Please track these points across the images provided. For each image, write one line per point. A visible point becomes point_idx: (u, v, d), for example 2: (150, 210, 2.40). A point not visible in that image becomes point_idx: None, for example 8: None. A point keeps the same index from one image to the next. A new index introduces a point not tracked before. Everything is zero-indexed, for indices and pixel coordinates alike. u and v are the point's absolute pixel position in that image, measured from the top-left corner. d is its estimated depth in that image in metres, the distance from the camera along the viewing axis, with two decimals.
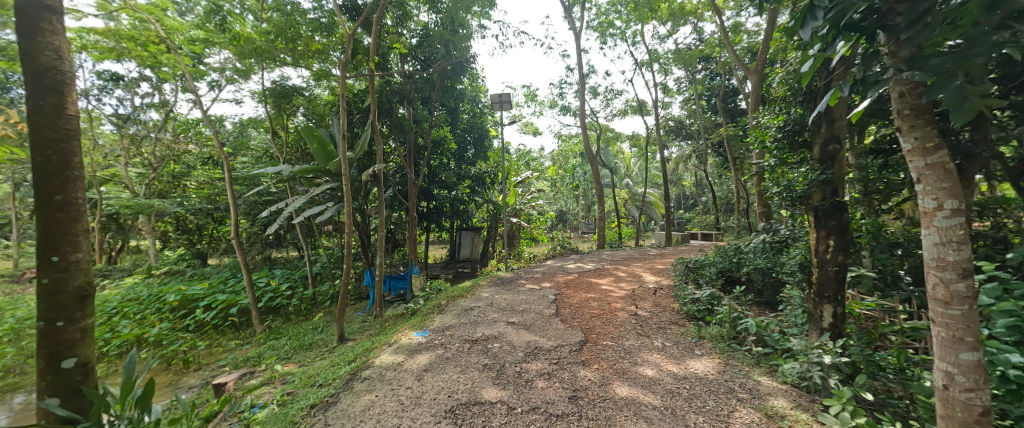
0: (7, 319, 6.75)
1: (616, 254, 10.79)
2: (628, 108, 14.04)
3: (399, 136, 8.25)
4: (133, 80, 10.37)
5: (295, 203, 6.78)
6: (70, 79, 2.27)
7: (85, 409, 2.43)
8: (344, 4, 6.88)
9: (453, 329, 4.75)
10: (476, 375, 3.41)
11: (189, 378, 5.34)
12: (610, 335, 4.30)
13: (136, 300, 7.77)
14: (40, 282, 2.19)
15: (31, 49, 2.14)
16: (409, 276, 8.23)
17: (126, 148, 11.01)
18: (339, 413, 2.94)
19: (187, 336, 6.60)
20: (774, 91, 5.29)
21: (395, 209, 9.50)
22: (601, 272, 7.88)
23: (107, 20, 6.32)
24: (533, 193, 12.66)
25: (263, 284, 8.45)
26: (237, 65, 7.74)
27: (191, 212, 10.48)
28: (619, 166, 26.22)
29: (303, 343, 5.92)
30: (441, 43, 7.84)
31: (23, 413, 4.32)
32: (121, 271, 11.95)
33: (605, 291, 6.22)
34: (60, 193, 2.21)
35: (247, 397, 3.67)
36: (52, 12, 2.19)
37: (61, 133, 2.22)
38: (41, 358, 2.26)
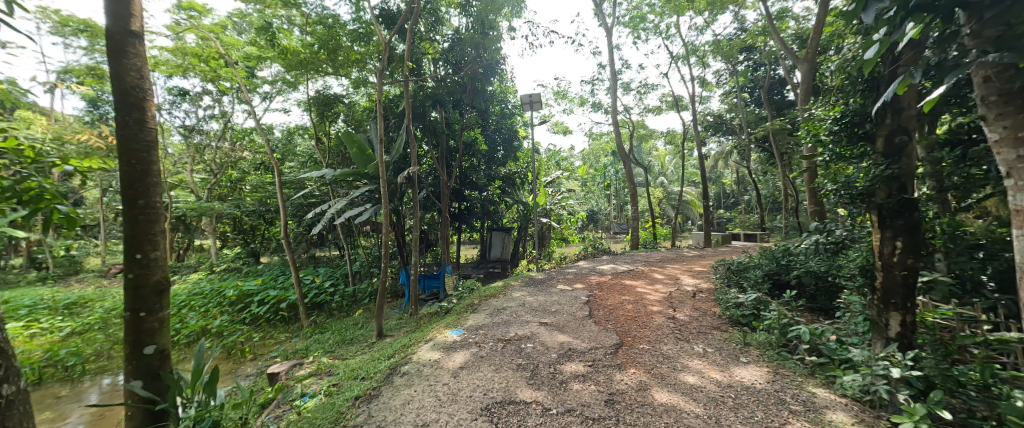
0: (98, 309, 7.67)
1: (650, 255, 10.47)
2: (664, 104, 13.55)
3: (432, 138, 8.54)
4: (198, 94, 11.41)
5: (337, 205, 7.14)
6: (149, 95, 2.54)
7: (163, 391, 2.71)
8: (380, 14, 7.18)
9: (487, 328, 4.81)
10: (511, 374, 3.43)
11: (246, 367, 5.79)
12: (647, 339, 4.17)
13: (200, 295, 8.53)
14: (128, 276, 2.47)
15: (118, 71, 2.41)
16: (443, 276, 8.43)
17: (192, 157, 12.14)
18: (381, 405, 3.07)
19: (245, 328, 7.17)
20: (827, 81, 4.90)
21: (429, 209, 9.77)
22: (636, 274, 7.66)
23: (176, 41, 7.02)
24: (564, 193, 12.53)
25: (309, 281, 8.99)
26: (285, 77, 8.30)
27: (246, 214, 11.36)
28: (653, 164, 25.42)
29: (345, 338, 6.24)
30: (472, 47, 8.00)
31: (112, 392, 4.89)
32: (188, 268, 13.20)
33: (640, 293, 6.04)
34: (143, 198, 2.48)
35: (298, 387, 3.94)
36: (135, 37, 2.45)
37: (142, 145, 2.47)
38: (126, 344, 2.54)
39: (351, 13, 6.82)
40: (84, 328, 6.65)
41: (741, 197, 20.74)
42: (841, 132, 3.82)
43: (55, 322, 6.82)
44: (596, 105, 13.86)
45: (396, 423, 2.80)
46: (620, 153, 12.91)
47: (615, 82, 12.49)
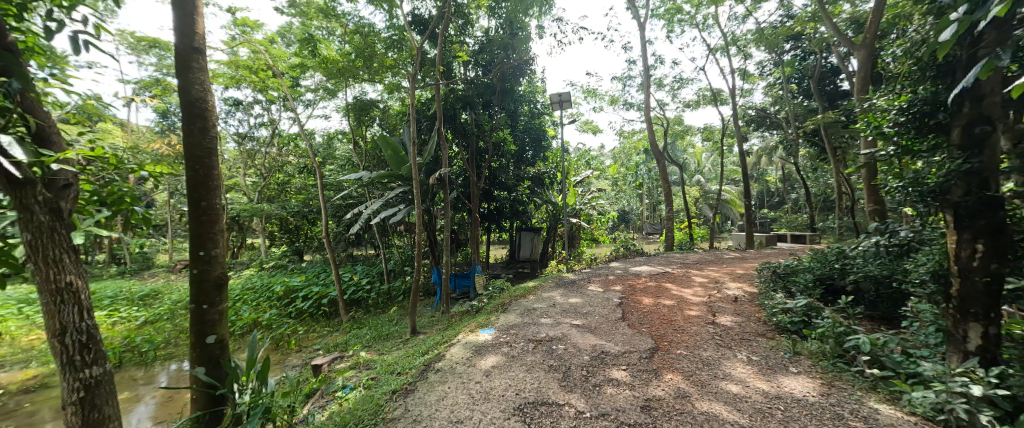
0: (166, 301, 8.46)
1: (685, 257, 10.08)
2: (701, 98, 12.97)
3: (462, 140, 8.68)
4: (250, 104, 12.30)
5: (373, 205, 7.40)
6: (211, 106, 2.76)
7: (223, 377, 2.94)
8: (412, 20, 7.39)
9: (517, 328, 4.82)
10: (543, 375, 3.42)
11: (292, 358, 6.16)
12: (685, 344, 4.00)
13: (252, 290, 9.19)
14: (193, 271, 2.71)
15: (185, 85, 2.64)
16: (473, 275, 8.53)
17: (244, 161, 13.10)
18: (417, 400, 3.15)
19: (291, 321, 7.63)
20: (890, 67, 4.48)
21: (460, 210, 9.93)
22: (671, 276, 7.39)
23: (231, 55, 7.61)
24: (594, 193, 12.32)
25: (348, 278, 9.43)
26: (326, 85, 8.76)
27: (291, 215, 12.08)
28: (689, 162, 24.41)
29: (381, 333, 6.47)
30: (501, 48, 8.04)
31: (178, 377, 5.38)
32: (242, 265, 14.25)
33: (676, 296, 5.82)
34: (205, 200, 2.70)
35: (339, 379, 4.13)
36: (198, 53, 2.68)
37: (205, 151, 2.70)
38: (192, 334, 2.78)
39: (386, 22, 7.07)
40: (155, 318, 7.36)
41: (786, 195, 19.50)
42: (908, 123, 3.47)
43: (131, 312, 7.61)
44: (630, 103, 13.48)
45: (431, 418, 2.87)
46: (653, 151, 12.52)
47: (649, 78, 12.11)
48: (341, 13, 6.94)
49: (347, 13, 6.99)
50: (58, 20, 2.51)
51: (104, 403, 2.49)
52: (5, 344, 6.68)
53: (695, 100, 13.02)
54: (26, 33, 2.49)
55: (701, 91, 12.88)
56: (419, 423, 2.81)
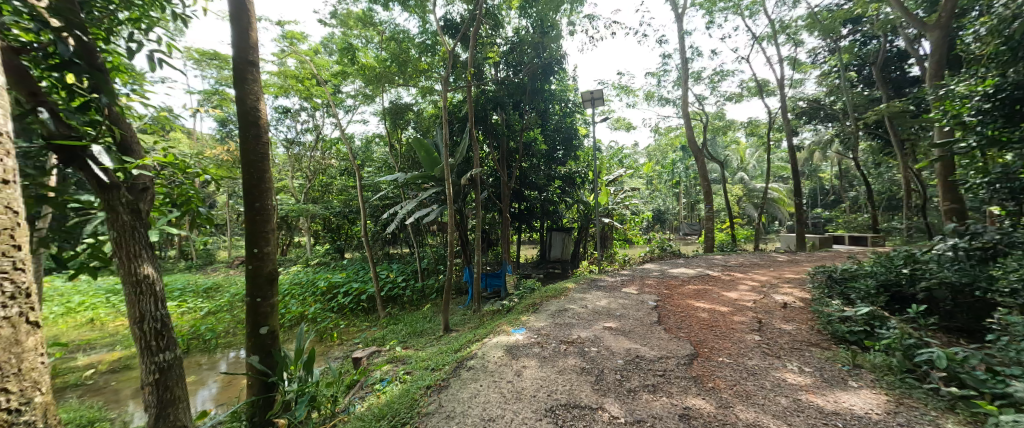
0: (225, 294, 9.22)
1: (726, 259, 9.56)
2: (745, 91, 12.21)
3: (493, 141, 8.76)
4: (297, 111, 13.09)
5: (407, 206, 7.62)
6: (263, 114, 2.96)
7: (274, 365, 3.17)
8: (444, 24, 7.56)
9: (549, 329, 4.78)
10: (575, 377, 3.36)
11: (335, 350, 6.50)
12: (728, 351, 3.79)
13: (299, 284, 9.81)
14: (248, 267, 2.93)
15: (242, 95, 2.86)
16: (504, 274, 8.57)
17: (292, 165, 13.98)
18: (450, 396, 3.21)
19: (334, 316, 8.06)
20: (973, 49, 4.00)
21: (491, 210, 10.01)
22: (711, 279, 7.03)
23: (280, 66, 8.16)
24: (628, 192, 11.98)
25: (385, 276, 9.80)
26: (364, 91, 9.17)
27: (334, 214, 12.73)
28: (731, 159, 23.11)
29: (416, 330, 6.66)
30: (531, 47, 7.99)
31: (236, 363, 5.83)
32: (291, 261, 15.23)
33: (717, 301, 5.53)
34: (259, 201, 2.92)
35: (377, 372, 4.30)
36: (253, 66, 2.88)
37: (259, 156, 2.91)
38: (248, 324, 3.02)
39: (420, 27, 7.28)
40: (217, 309, 8.05)
41: (843, 193, 17.95)
42: (995, 110, 3.28)
43: (197, 303, 8.37)
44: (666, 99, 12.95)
45: (464, 415, 2.91)
46: (692, 148, 11.99)
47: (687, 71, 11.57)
48: (379, 20, 7.25)
49: (385, 21, 7.28)
50: (138, 41, 2.81)
51: (175, 385, 2.75)
52: (96, 328, 7.59)
53: (739, 93, 12.29)
54: (113, 54, 2.81)
55: (745, 83, 12.13)
56: (452, 419, 2.86)
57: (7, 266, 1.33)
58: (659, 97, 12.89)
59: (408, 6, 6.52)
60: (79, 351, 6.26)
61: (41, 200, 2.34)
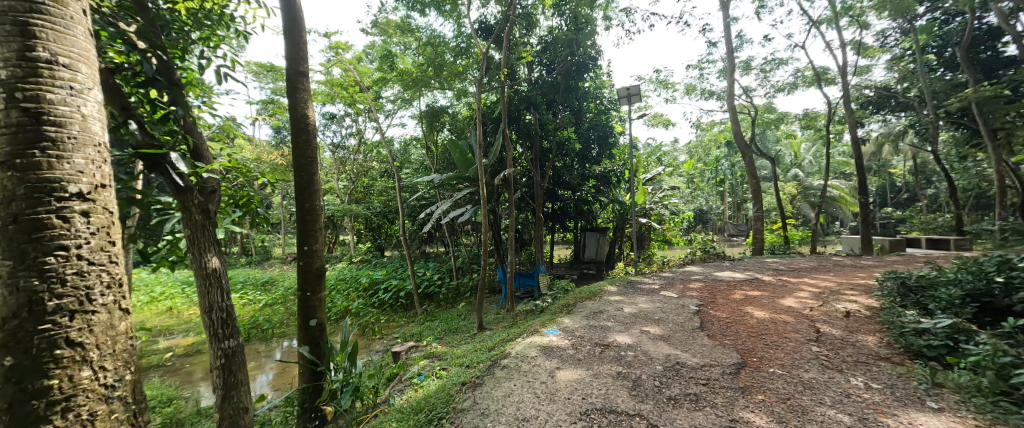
0: (279, 288, 9.93)
1: (777, 263, 8.94)
2: (800, 80, 11.33)
3: (526, 141, 8.76)
4: (342, 117, 13.81)
5: (443, 206, 7.78)
6: (313, 121, 3.15)
7: (322, 354, 3.39)
8: (479, 27, 7.65)
9: (584, 331, 4.72)
10: (611, 382, 3.29)
11: (376, 344, 6.80)
12: (780, 362, 3.54)
13: (344, 280, 10.37)
14: (300, 263, 3.15)
15: (294, 104, 3.06)
16: (537, 274, 8.55)
17: (338, 168, 14.80)
18: (485, 394, 3.24)
19: (375, 311, 8.43)
20: None
21: (524, 209, 10.01)
22: (759, 284, 6.60)
23: (326, 75, 8.66)
24: (667, 190, 11.51)
25: (422, 273, 10.12)
26: (403, 96, 9.52)
27: (375, 214, 13.28)
28: (783, 155, 21.55)
29: (451, 327, 6.82)
30: (565, 45, 7.85)
31: (288, 351, 6.26)
32: (337, 259, 16.11)
33: (766, 307, 5.19)
34: (308, 202, 3.12)
35: (415, 366, 4.43)
36: (303, 76, 3.07)
37: (308, 159, 3.11)
38: (299, 316, 3.24)
39: (454, 31, 7.40)
40: (272, 301, 8.69)
41: (917, 191, 16.16)
42: None
43: (255, 296, 9.09)
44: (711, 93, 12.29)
45: (498, 413, 2.92)
46: (738, 144, 11.32)
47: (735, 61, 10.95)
48: (416, 27, 7.49)
49: (421, 27, 7.50)
50: (208, 58, 3.09)
51: (238, 370, 2.98)
52: (173, 316, 8.47)
53: (792, 83, 11.43)
54: (188, 70, 3.12)
55: (801, 72, 11.26)
56: (487, 416, 2.89)
57: (104, 259, 1.50)
58: (702, 91, 12.28)
59: (443, 10, 6.65)
60: (160, 335, 7.02)
61: (130, 201, 2.64)
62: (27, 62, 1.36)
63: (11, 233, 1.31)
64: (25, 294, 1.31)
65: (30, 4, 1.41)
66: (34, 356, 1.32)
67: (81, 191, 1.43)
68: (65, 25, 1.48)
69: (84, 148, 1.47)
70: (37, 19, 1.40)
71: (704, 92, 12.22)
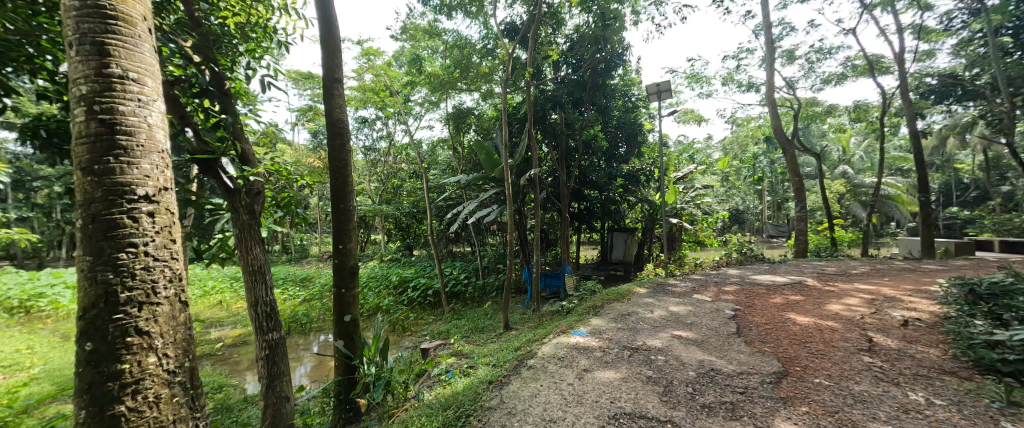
0: (315, 284, 10.42)
1: (823, 266, 8.40)
2: (850, 70, 10.59)
3: (552, 140, 8.72)
4: (373, 120, 14.27)
5: (469, 206, 7.86)
6: (346, 125, 3.29)
7: (354, 349, 3.53)
8: (504, 28, 7.69)
9: (611, 333, 4.65)
10: (640, 386, 3.22)
11: (405, 340, 7.01)
12: (827, 373, 3.34)
13: (375, 278, 10.74)
14: (335, 261, 3.30)
15: (330, 109, 3.22)
16: (563, 275, 8.48)
17: (369, 170, 15.32)
18: (511, 393, 3.27)
19: (405, 308, 8.67)
20: None
21: (549, 209, 9.96)
22: (801, 289, 6.24)
23: (358, 80, 8.99)
24: (700, 189, 11.08)
25: (449, 272, 10.30)
26: (430, 98, 9.74)
27: (404, 214, 13.61)
28: (829, 151, 20.21)
29: (478, 326, 6.91)
30: (593, 42, 7.61)
31: (324, 345, 6.56)
32: (369, 257, 16.69)
33: (808, 314, 4.91)
34: (343, 203, 3.27)
35: (444, 363, 4.53)
36: (338, 82, 3.21)
37: (342, 162, 3.26)
38: (334, 312, 3.40)
39: (480, 32, 7.42)
40: (310, 296, 9.14)
41: (988, 188, 14.68)
42: None
43: (294, 292, 9.59)
44: (750, 85, 11.70)
45: (525, 413, 2.94)
46: (779, 139, 10.76)
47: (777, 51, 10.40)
48: (442, 30, 7.63)
49: (447, 30, 7.61)
50: (254, 68, 3.30)
51: (280, 361, 3.17)
52: (223, 308, 9.10)
53: (841, 73, 10.72)
54: (236, 80, 3.34)
55: (852, 61, 10.53)
56: (513, 416, 2.91)
57: (166, 256, 1.63)
58: (740, 85, 11.73)
59: (469, 12, 6.69)
60: (211, 326, 7.56)
61: (187, 202, 2.87)
62: (103, 78, 1.51)
63: (90, 231, 1.46)
64: (103, 286, 1.46)
65: (104, 24, 1.55)
66: (109, 341, 1.47)
67: (147, 193, 1.57)
68: (135, 43, 1.62)
69: (149, 154, 1.61)
70: (110, 39, 1.55)
71: (743, 86, 11.67)
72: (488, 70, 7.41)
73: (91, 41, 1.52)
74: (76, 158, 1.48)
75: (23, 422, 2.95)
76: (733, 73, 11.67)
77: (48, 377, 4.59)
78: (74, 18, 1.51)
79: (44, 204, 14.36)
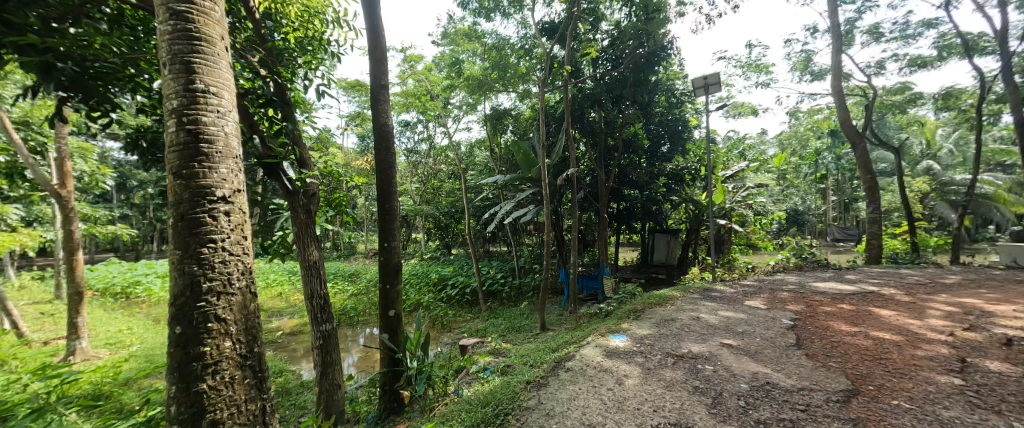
0: (362, 279, 11.02)
1: (904, 275, 7.53)
2: (942, 51, 9.46)
3: (590, 138, 8.65)
4: (415, 124, 14.81)
5: (506, 207, 7.94)
6: (390, 129, 3.46)
7: (397, 343, 3.71)
8: (543, 27, 7.68)
9: (653, 338, 4.52)
10: (686, 396, 3.11)
11: (444, 337, 7.23)
12: (908, 394, 2.97)
13: (416, 275, 11.17)
14: (381, 258, 3.49)
15: (378, 115, 3.41)
16: (601, 277, 8.32)
17: (411, 172, 15.93)
18: (549, 395, 3.27)
19: (444, 305, 8.94)
20: None
21: (587, 209, 9.82)
22: (873, 300, 5.67)
23: (401, 86, 9.40)
24: (753, 189, 10.39)
25: (486, 271, 10.49)
26: (469, 101, 9.95)
27: (444, 214, 13.93)
28: (909, 145, 18.07)
29: (514, 326, 6.97)
30: (634, 38, 7.36)
31: (370, 337, 6.93)
32: (410, 256, 17.31)
33: (882, 328, 4.46)
34: (388, 204, 3.45)
35: (482, 361, 4.60)
36: (383, 89, 3.39)
37: (387, 165, 3.44)
38: (380, 306, 3.59)
39: (519, 32, 7.48)
40: (358, 291, 9.68)
41: None
42: None
43: (343, 286, 10.21)
44: (817, 73, 10.78)
45: (563, 415, 2.94)
46: (848, 133, 9.87)
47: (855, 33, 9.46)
48: (482, 33, 7.77)
49: (487, 32, 7.74)
50: (310, 78, 3.55)
51: (333, 350, 3.40)
52: (282, 299, 9.90)
53: (930, 55, 9.60)
54: (296, 91, 3.63)
55: (944, 40, 9.39)
56: (551, 418, 2.92)
57: (239, 251, 1.81)
58: (806, 73, 10.85)
59: (507, 13, 6.79)
60: (272, 315, 8.26)
61: (254, 203, 3.18)
62: (190, 94, 1.71)
63: (180, 228, 1.66)
64: (189, 277, 1.66)
65: (191, 46, 1.75)
66: (194, 325, 1.66)
67: (225, 194, 1.76)
68: (215, 61, 1.82)
69: (226, 160, 1.80)
70: (196, 58, 1.75)
71: (809, 74, 10.79)
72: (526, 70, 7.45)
73: (181, 60, 1.73)
74: (169, 165, 1.70)
75: (125, 394, 3.42)
76: (796, 60, 10.81)
77: (141, 356, 5.26)
78: (168, 41, 1.72)
79: (142, 204, 16.54)
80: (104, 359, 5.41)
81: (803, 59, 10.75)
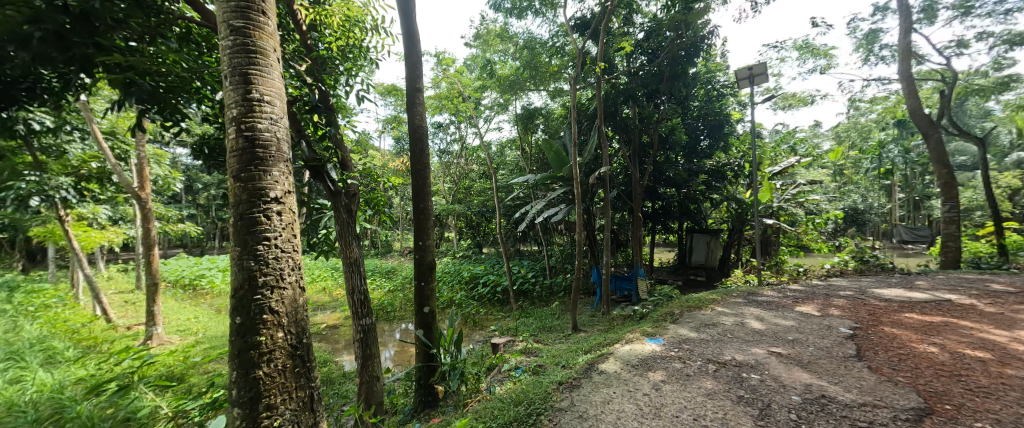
0: (398, 277, 11.43)
1: (985, 282, 6.76)
2: None
3: (624, 135, 8.46)
4: (447, 125, 15.11)
5: (537, 206, 7.86)
6: (425, 131, 3.58)
7: (432, 339, 3.82)
8: (575, 23, 7.58)
9: (692, 343, 4.38)
10: (729, 406, 3.00)
11: (476, 334, 7.38)
12: (993, 417, 2.68)
13: (449, 273, 11.44)
14: (416, 256, 3.62)
15: (413, 118, 3.53)
16: (634, 278, 8.14)
17: (444, 172, 16.25)
18: (582, 397, 3.26)
19: (475, 304, 9.10)
20: None
21: (621, 208, 9.63)
22: (948, 310, 5.15)
23: (434, 88, 9.65)
24: (804, 186, 9.75)
25: (517, 270, 10.55)
26: (500, 101, 10.03)
27: (475, 213, 14.09)
28: (995, 134, 16.14)
29: (545, 325, 6.97)
30: (672, 29, 7.11)
31: (406, 332, 7.20)
32: (443, 254, 17.69)
33: (958, 341, 4.04)
34: (422, 203, 3.57)
35: (514, 360, 4.64)
36: (419, 92, 3.51)
37: (420, 166, 3.56)
38: (415, 303, 3.72)
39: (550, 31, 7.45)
40: (394, 288, 10.06)
41: None
42: None
43: (380, 283, 10.64)
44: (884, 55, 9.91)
45: (597, 419, 2.93)
46: (919, 122, 9.03)
47: (936, 9, 8.57)
48: (514, 33, 7.80)
49: (519, 32, 7.76)
50: (351, 85, 3.75)
51: (372, 344, 3.56)
52: (325, 294, 10.47)
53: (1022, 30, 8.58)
54: (339, 97, 3.84)
55: None
56: (585, 420, 2.92)
57: (291, 248, 1.95)
58: (871, 54, 10.01)
59: (539, 12, 6.81)
60: (316, 309, 8.77)
61: (302, 204, 3.40)
62: (248, 102, 1.87)
63: (240, 226, 1.82)
64: (248, 271, 1.81)
65: (248, 59, 1.92)
66: (252, 316, 1.81)
67: (277, 195, 1.90)
68: (268, 70, 1.97)
69: (279, 162, 1.94)
70: (253, 70, 1.91)
71: (875, 56, 9.93)
72: (557, 68, 7.42)
73: (240, 72, 1.89)
74: (231, 168, 1.86)
75: (193, 376, 3.80)
76: (862, 41, 9.97)
77: (206, 342, 5.77)
78: (229, 55, 1.89)
79: (204, 204, 18.09)
80: (176, 344, 5.98)
81: (868, 40, 9.89)
